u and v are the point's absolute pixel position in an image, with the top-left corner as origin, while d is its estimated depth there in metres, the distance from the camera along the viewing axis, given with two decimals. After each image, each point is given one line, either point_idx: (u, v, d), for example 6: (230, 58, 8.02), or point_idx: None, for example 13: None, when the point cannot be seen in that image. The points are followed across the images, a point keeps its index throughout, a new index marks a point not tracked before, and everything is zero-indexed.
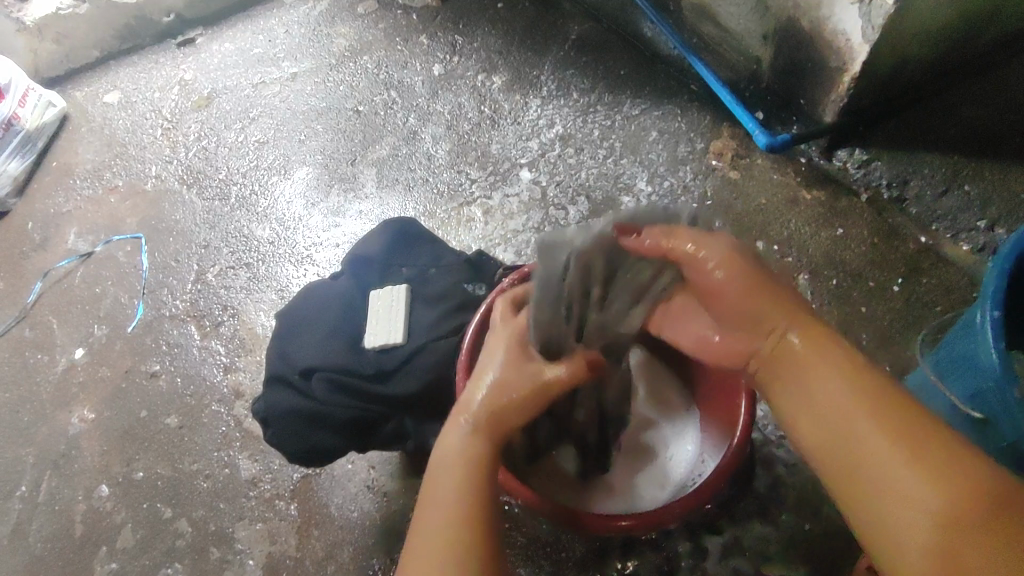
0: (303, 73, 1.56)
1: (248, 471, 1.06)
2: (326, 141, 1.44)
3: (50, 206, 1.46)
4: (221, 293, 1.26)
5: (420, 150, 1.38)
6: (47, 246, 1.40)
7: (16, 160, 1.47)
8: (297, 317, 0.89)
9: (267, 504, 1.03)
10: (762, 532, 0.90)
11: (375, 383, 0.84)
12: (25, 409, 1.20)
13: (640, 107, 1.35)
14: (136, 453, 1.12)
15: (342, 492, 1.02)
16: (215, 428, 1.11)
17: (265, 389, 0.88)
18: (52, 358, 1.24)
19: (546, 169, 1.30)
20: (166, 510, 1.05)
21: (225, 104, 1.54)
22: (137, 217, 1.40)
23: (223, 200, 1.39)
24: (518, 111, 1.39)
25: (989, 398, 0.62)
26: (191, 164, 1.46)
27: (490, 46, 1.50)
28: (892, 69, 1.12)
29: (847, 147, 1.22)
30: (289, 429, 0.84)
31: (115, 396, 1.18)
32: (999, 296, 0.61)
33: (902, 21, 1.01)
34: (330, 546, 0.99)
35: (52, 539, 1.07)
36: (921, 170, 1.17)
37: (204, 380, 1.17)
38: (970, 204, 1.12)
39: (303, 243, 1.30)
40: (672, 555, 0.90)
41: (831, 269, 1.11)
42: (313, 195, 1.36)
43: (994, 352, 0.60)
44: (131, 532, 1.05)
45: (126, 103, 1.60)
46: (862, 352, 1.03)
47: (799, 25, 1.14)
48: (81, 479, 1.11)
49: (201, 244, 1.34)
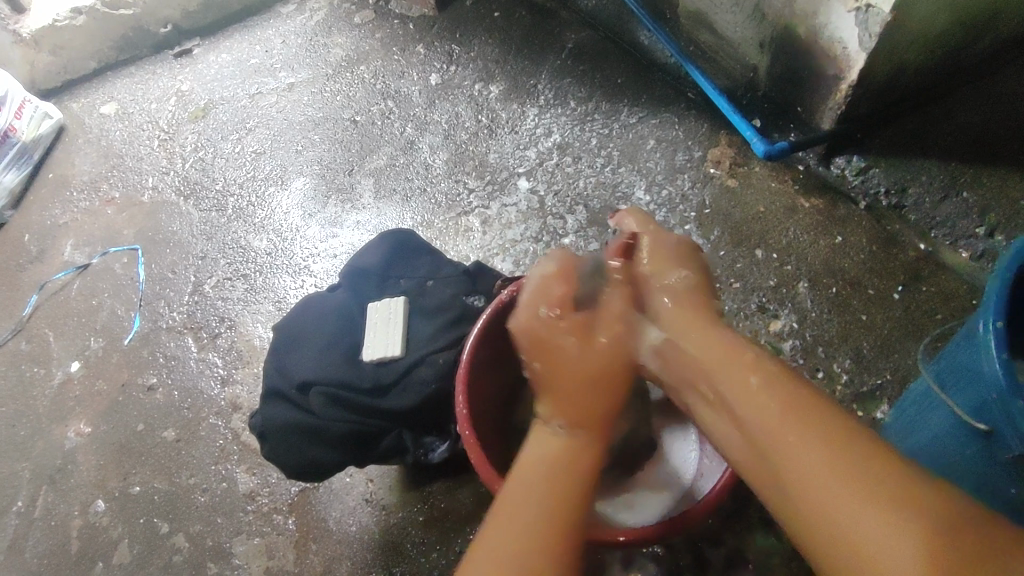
0: (300, 84, 1.57)
1: (246, 485, 1.05)
2: (323, 152, 1.44)
3: (46, 217, 1.46)
4: (218, 305, 1.26)
5: (417, 160, 1.38)
6: (43, 258, 1.39)
7: (12, 172, 1.47)
8: (293, 331, 0.89)
9: (265, 518, 1.02)
10: (764, 545, 0.89)
11: (373, 397, 0.83)
12: (21, 423, 1.19)
13: (637, 115, 1.35)
14: (132, 468, 1.11)
15: (340, 506, 1.01)
16: (212, 441, 1.11)
17: (262, 402, 0.87)
18: (48, 371, 1.24)
19: (543, 178, 1.30)
20: (163, 525, 1.04)
21: (222, 115, 1.54)
22: (134, 228, 1.40)
23: (220, 211, 1.39)
24: (515, 120, 1.39)
25: (993, 410, 0.61)
26: (187, 175, 1.46)
27: (487, 56, 1.50)
28: (889, 76, 1.12)
29: (845, 154, 1.22)
30: (286, 443, 0.83)
31: (111, 409, 1.17)
32: (1001, 307, 0.61)
33: (899, 28, 1.02)
34: (329, 560, 0.97)
35: (47, 556, 1.05)
36: (920, 176, 1.17)
37: (201, 393, 1.16)
38: (968, 210, 1.12)
39: (301, 254, 1.30)
40: (673, 567, 0.90)
41: (830, 278, 1.10)
42: (310, 206, 1.36)
43: (997, 362, 0.59)
44: (127, 548, 1.04)
45: (123, 114, 1.60)
46: (862, 361, 1.03)
47: (796, 33, 1.14)
48: (76, 494, 1.10)
49: (198, 255, 1.33)
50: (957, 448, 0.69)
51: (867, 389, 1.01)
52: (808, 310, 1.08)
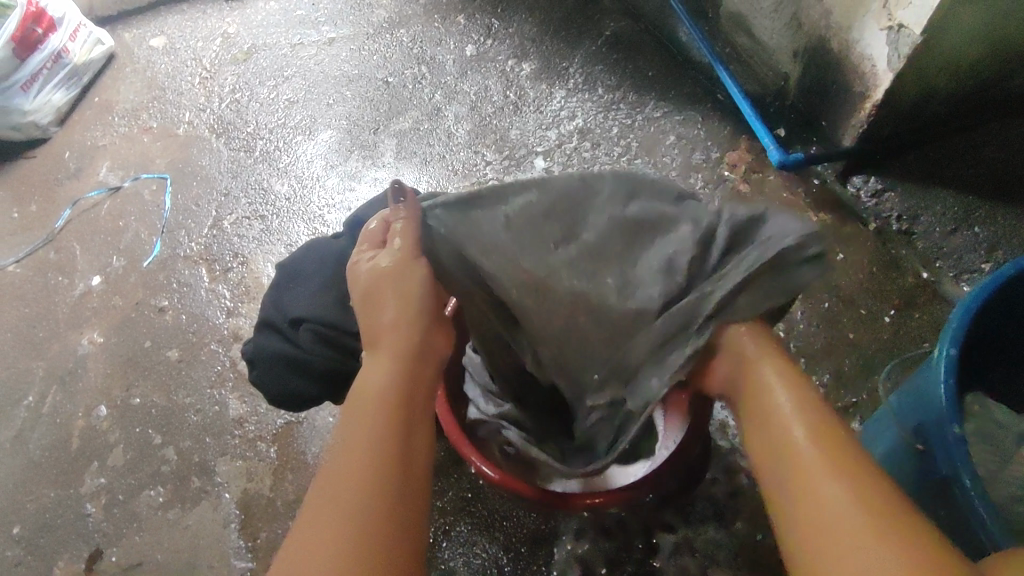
0: (340, 40, 1.60)
1: (236, 411, 1.12)
2: (353, 108, 1.48)
3: (88, 138, 1.53)
4: (234, 241, 1.32)
5: (441, 127, 1.42)
6: (80, 175, 1.47)
7: (61, 92, 1.54)
8: (293, 271, 0.93)
9: (249, 444, 1.08)
10: (712, 537, 0.92)
11: (357, 341, 0.87)
12: (41, 326, 1.27)
13: (662, 110, 1.36)
14: (136, 380, 1.18)
15: (319, 442, 1.06)
16: (211, 366, 1.17)
17: (256, 331, 0.92)
18: (71, 282, 1.31)
19: (560, 160, 1.32)
20: (156, 437, 1.12)
21: (263, 61, 1.59)
22: (166, 159, 1.46)
23: (248, 152, 1.44)
24: (541, 100, 1.41)
25: (929, 431, 0.64)
26: (222, 114, 1.51)
27: (525, 33, 1.52)
28: (915, 101, 1.11)
29: (863, 175, 1.22)
30: (274, 371, 0.89)
31: (124, 324, 1.24)
32: (958, 335, 0.62)
33: (930, 53, 1.01)
34: (302, 491, 1.03)
35: (50, 448, 1.14)
36: (934, 206, 1.16)
37: (207, 321, 1.22)
38: (977, 245, 1.11)
39: (317, 203, 1.35)
40: (623, 545, 0.93)
41: (824, 292, 1.11)
42: (333, 157, 1.41)
43: (943, 387, 0.61)
44: (122, 452, 1.11)
45: (170, 48, 1.66)
46: (842, 378, 1.04)
47: (829, 45, 1.13)
48: (83, 397, 1.18)
49: (222, 191, 1.39)
50: (897, 465, 0.71)
51: (841, 406, 1.03)
52: (797, 321, 1.10)
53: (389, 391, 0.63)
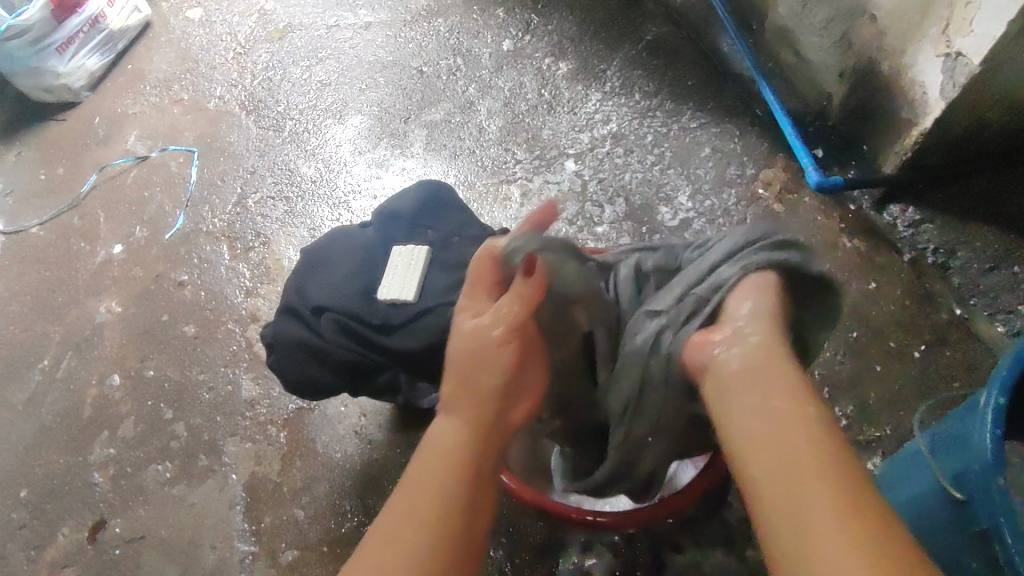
0: (377, 25, 1.59)
1: (248, 392, 1.11)
2: (385, 95, 1.46)
3: (119, 105, 1.53)
4: (258, 220, 1.31)
5: (473, 121, 1.40)
6: (109, 142, 1.47)
7: (96, 56, 1.54)
8: (317, 258, 0.92)
9: (260, 427, 1.08)
10: (722, 561, 0.91)
11: (379, 335, 0.86)
12: (60, 290, 1.28)
13: (699, 120, 1.33)
14: (151, 353, 1.18)
15: (330, 431, 1.06)
16: (227, 345, 1.17)
17: (276, 315, 0.91)
18: (93, 249, 1.31)
19: (591, 164, 1.30)
20: (167, 411, 1.11)
21: (298, 41, 1.58)
22: (195, 132, 1.46)
23: (277, 131, 1.43)
24: (576, 101, 1.39)
25: (970, 480, 0.61)
26: (254, 92, 1.50)
27: (564, 32, 1.49)
28: (964, 132, 1.08)
29: (901, 204, 1.19)
30: (291, 358, 0.88)
31: (143, 295, 1.24)
32: (1007, 383, 0.60)
33: (986, 84, 0.98)
34: (309, 478, 1.03)
35: (62, 414, 1.14)
36: (974, 242, 1.13)
37: (225, 299, 1.22)
38: (1016, 285, 1.08)
39: (343, 189, 1.34)
40: (630, 561, 0.92)
41: (853, 321, 1.09)
42: (362, 143, 1.40)
43: (988, 436, 0.59)
44: (132, 424, 1.11)
45: (206, 21, 1.65)
46: (865, 410, 1.02)
47: (879, 68, 1.10)
48: (97, 365, 1.18)
49: (248, 169, 1.38)
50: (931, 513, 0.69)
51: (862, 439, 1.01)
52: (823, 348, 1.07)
53: (460, 448, 0.64)
